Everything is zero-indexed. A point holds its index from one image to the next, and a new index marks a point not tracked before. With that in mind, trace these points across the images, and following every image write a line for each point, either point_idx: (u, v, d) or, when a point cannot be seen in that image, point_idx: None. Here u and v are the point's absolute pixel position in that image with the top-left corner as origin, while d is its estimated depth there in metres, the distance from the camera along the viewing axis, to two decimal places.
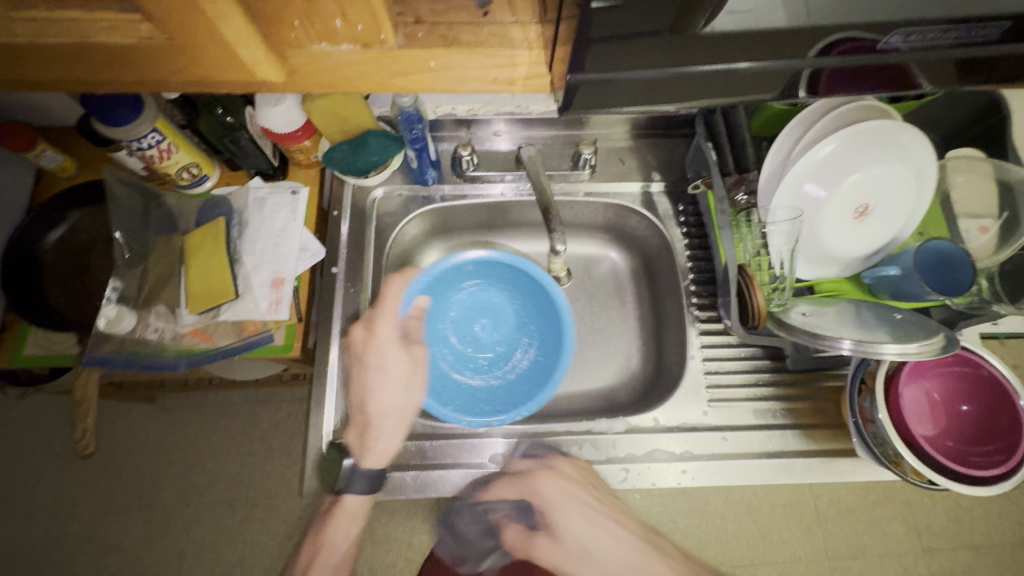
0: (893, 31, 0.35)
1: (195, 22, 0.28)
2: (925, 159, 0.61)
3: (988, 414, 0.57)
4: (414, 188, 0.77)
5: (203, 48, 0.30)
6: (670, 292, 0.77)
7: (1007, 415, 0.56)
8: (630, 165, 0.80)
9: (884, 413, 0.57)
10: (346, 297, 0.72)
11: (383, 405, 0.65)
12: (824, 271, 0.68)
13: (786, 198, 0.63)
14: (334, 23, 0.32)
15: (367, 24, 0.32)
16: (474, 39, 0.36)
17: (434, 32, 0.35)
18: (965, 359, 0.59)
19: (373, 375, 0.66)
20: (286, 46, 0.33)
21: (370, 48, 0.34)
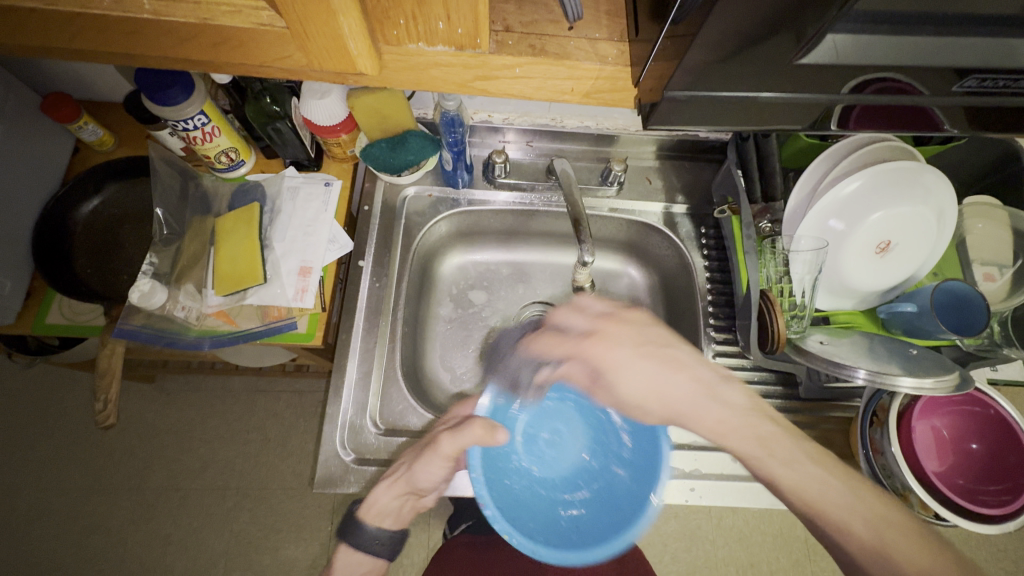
0: (969, 77, 0.36)
1: (317, 13, 0.29)
2: (948, 202, 0.63)
3: (995, 455, 0.59)
4: (445, 190, 0.79)
5: (312, 36, 0.32)
6: (687, 312, 0.79)
7: (1013, 457, 0.57)
8: (656, 185, 0.82)
9: (894, 446, 0.58)
10: (370, 291, 0.73)
11: (421, 475, 0.61)
12: (841, 302, 0.70)
13: (810, 230, 0.64)
14: (436, 25, 0.33)
15: (468, 29, 0.33)
16: (560, 51, 0.38)
17: (524, 41, 0.38)
18: (974, 399, 0.60)
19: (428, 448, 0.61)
20: (383, 43, 0.35)
21: (463, 52, 0.35)
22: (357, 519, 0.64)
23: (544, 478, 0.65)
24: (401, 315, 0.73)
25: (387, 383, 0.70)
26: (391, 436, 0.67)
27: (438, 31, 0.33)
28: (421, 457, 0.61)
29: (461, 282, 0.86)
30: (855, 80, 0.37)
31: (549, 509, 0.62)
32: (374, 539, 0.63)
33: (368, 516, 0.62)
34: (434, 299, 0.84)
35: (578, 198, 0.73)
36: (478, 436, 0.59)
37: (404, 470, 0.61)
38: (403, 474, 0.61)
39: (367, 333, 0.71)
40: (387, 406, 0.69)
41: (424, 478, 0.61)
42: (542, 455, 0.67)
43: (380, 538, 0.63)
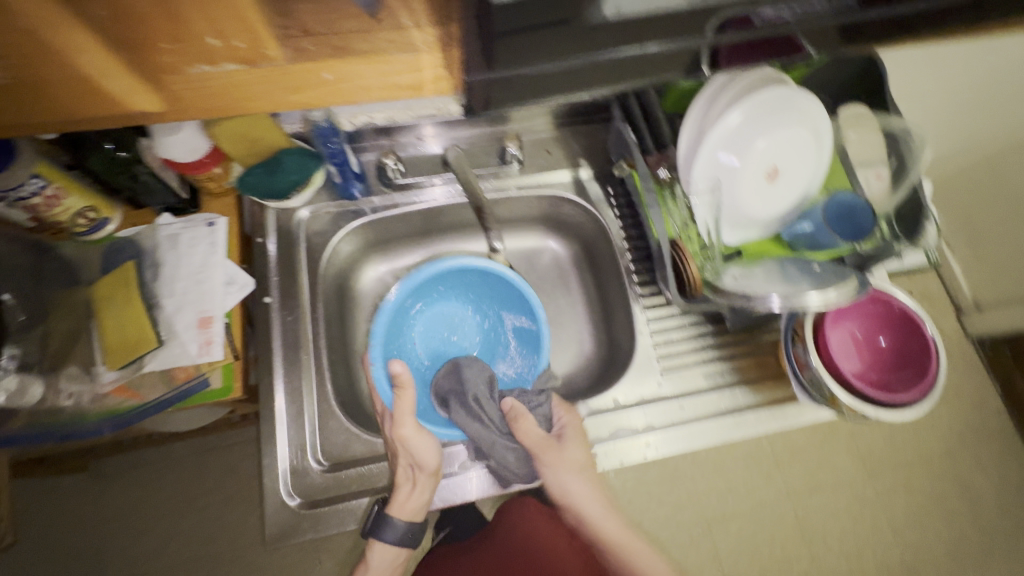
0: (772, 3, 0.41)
1: (37, 50, 0.27)
2: (820, 118, 0.66)
3: (899, 343, 0.63)
4: (342, 204, 0.74)
5: (35, 64, 0.28)
6: (611, 274, 0.79)
7: (915, 342, 0.62)
8: (557, 155, 0.81)
9: (815, 358, 0.61)
10: (284, 326, 0.68)
11: (424, 456, 0.61)
12: (747, 233, 0.73)
13: (702, 170, 0.64)
14: (208, 43, 0.30)
15: (246, 41, 0.30)
16: (367, 46, 0.34)
17: (325, 43, 0.34)
18: (876, 298, 0.64)
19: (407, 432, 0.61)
20: (161, 73, 0.32)
21: (255, 66, 0.32)
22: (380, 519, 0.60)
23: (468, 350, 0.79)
24: (322, 344, 0.69)
25: (324, 417, 0.66)
26: (339, 471, 0.64)
27: (218, 51, 0.30)
28: (402, 439, 0.61)
29: (383, 293, 0.83)
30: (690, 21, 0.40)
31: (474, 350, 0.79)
32: (404, 534, 0.60)
33: (396, 514, 0.60)
34: (360, 317, 0.80)
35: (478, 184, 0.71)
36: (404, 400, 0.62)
37: (408, 469, 0.60)
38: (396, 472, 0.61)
39: (290, 371, 0.67)
40: (328, 441, 0.66)
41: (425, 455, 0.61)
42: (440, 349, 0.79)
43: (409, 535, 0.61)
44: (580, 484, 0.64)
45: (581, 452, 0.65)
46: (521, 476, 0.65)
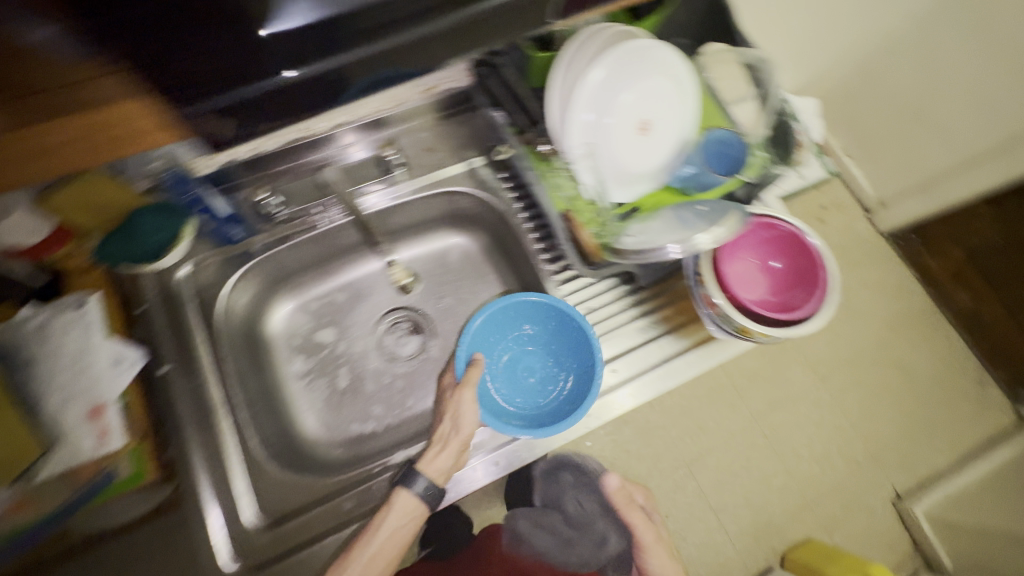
0: None
1: None
2: (675, 62, 0.67)
3: (794, 261, 0.66)
4: (226, 250, 0.70)
5: None
6: (522, 257, 0.79)
7: (806, 256, 0.65)
8: (443, 151, 0.78)
9: (719, 295, 0.63)
10: (188, 393, 0.64)
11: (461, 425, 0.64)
12: (645, 189, 0.73)
13: (576, 135, 0.64)
14: None
15: None
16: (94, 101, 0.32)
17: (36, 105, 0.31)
18: (763, 224, 0.67)
19: (464, 396, 0.65)
20: None
21: None
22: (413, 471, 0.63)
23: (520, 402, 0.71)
24: (235, 399, 0.65)
25: (253, 474, 0.63)
26: (281, 524, 0.62)
27: None
28: (455, 398, 0.65)
29: (298, 331, 0.80)
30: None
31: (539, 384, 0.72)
32: (426, 491, 0.62)
33: (426, 470, 0.63)
34: (280, 360, 0.77)
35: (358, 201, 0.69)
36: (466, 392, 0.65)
37: (450, 428, 0.64)
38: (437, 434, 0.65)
39: (205, 438, 0.63)
40: (264, 497, 0.63)
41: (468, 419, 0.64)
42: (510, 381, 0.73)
43: (432, 496, 0.62)
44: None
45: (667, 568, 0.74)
46: None
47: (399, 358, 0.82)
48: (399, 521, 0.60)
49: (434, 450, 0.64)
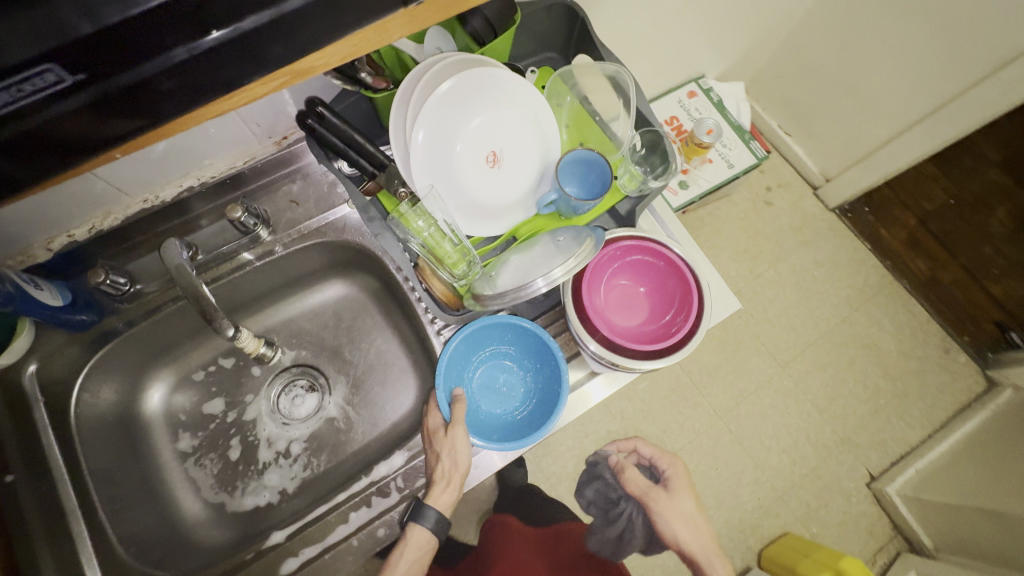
0: None
1: None
2: (515, 85, 0.64)
3: (656, 276, 0.69)
4: (79, 337, 0.66)
5: None
6: (405, 302, 0.75)
7: (665, 266, 0.68)
8: (308, 200, 0.75)
9: (592, 342, 0.61)
10: (41, 500, 0.59)
11: (459, 460, 0.60)
12: (514, 218, 0.70)
13: (423, 172, 0.62)
14: None
15: None
16: None
17: None
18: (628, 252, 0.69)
19: (456, 434, 0.60)
20: None
21: None
22: (419, 506, 0.61)
23: (504, 411, 0.69)
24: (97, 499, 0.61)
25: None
26: None
27: None
28: (448, 437, 0.61)
29: (181, 407, 0.76)
30: (189, 32, 0.26)
31: (522, 384, 0.70)
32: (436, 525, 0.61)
33: (432, 507, 0.60)
34: (162, 443, 0.73)
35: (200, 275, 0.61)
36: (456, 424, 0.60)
37: (449, 464, 0.60)
38: (435, 470, 0.61)
39: (61, 548, 0.58)
40: None
41: (462, 456, 0.60)
42: (487, 394, 0.70)
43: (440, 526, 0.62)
44: (685, 529, 0.76)
45: (689, 503, 0.78)
46: (357, 554, 0.61)
47: (295, 421, 0.78)
48: (417, 553, 0.62)
49: (438, 489, 0.60)
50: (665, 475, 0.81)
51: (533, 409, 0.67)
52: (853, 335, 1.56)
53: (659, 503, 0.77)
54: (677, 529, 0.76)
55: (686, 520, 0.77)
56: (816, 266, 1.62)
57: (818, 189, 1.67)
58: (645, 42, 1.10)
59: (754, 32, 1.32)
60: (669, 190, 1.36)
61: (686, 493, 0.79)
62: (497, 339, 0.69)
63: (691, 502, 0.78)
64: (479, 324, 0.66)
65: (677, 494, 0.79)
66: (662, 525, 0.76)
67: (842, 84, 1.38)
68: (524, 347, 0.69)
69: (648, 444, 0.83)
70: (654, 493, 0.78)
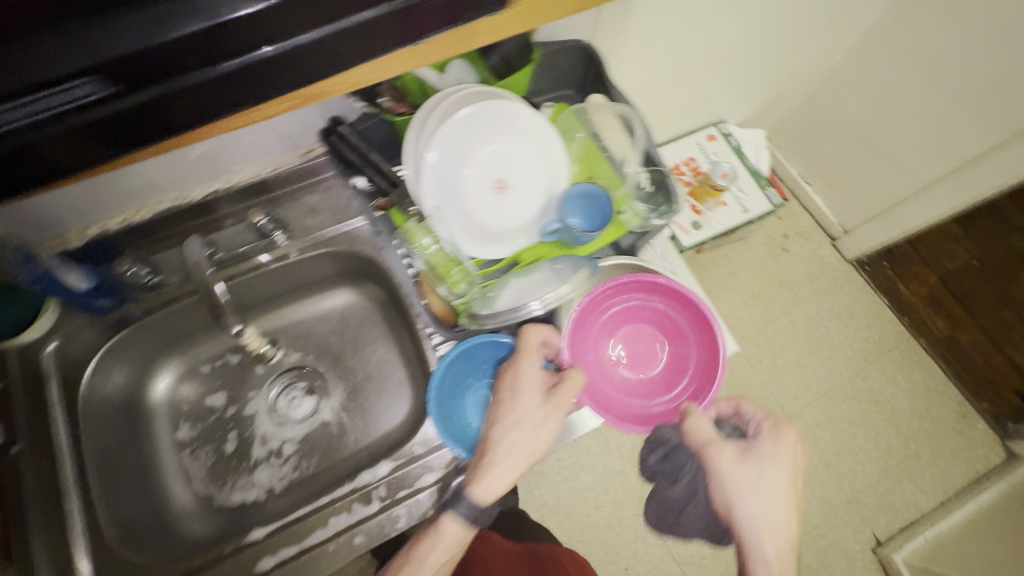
0: None
1: None
2: (525, 118, 0.67)
3: (666, 315, 0.74)
4: (97, 322, 0.70)
5: None
6: (407, 314, 0.77)
7: (666, 305, 0.73)
8: (326, 211, 0.79)
9: None
10: (46, 474, 0.63)
11: (521, 441, 0.62)
12: (516, 242, 0.73)
13: (432, 191, 0.65)
14: None
15: None
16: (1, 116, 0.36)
17: None
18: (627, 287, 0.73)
19: (513, 420, 0.63)
20: None
21: None
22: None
23: None
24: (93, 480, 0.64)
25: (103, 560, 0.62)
26: None
27: None
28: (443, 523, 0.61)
29: (182, 398, 0.79)
30: None
31: None
32: None
33: None
34: (162, 429, 0.76)
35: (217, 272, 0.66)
36: (526, 400, 0.63)
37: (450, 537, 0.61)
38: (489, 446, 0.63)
39: (57, 522, 0.61)
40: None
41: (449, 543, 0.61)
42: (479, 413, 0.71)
43: None
44: (757, 506, 0.61)
45: (778, 486, 0.61)
46: (337, 557, 0.63)
47: (290, 422, 0.80)
48: (457, 537, 0.61)
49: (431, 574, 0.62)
50: (756, 432, 0.66)
51: None
52: (865, 392, 1.51)
53: (721, 462, 0.63)
54: (743, 506, 0.61)
55: (774, 502, 0.61)
56: (831, 316, 1.58)
57: (837, 240, 1.64)
58: (667, 83, 1.13)
59: (780, 80, 1.33)
60: (682, 229, 1.37)
61: (776, 462, 0.63)
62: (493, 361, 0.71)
63: (781, 487, 0.62)
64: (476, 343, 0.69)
65: (766, 459, 0.63)
66: (726, 492, 0.62)
67: (862, 139, 1.38)
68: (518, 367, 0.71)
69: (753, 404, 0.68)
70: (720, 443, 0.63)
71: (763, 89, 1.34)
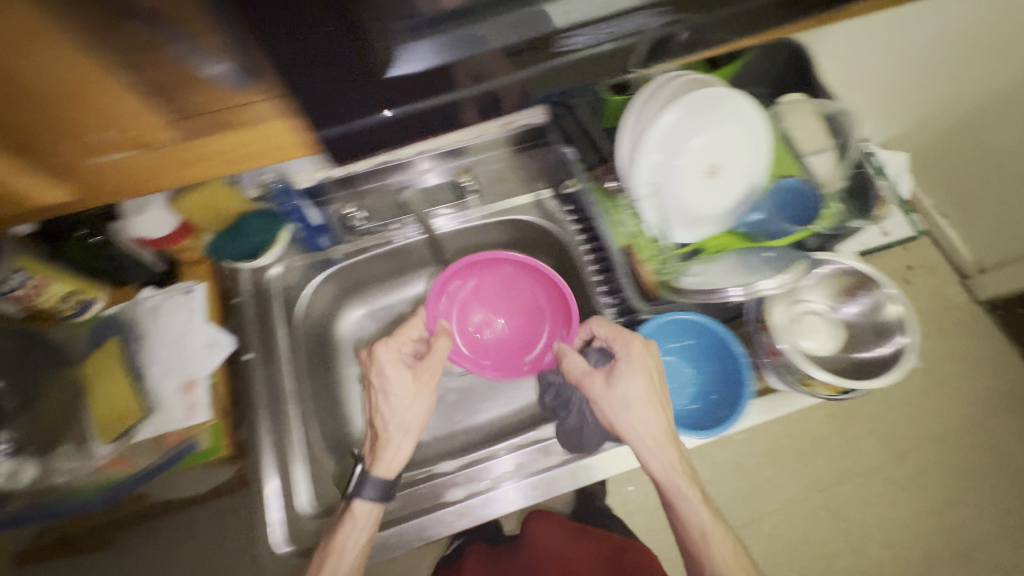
0: None
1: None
2: (750, 110, 0.67)
3: (554, 300, 0.77)
4: (312, 256, 0.79)
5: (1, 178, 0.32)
6: (580, 287, 0.81)
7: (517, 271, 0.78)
8: (514, 180, 0.84)
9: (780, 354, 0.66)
10: (267, 380, 0.72)
11: (401, 415, 0.67)
12: (708, 231, 0.73)
13: (643, 176, 0.66)
14: (103, 136, 0.33)
15: (134, 126, 0.33)
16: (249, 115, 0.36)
17: (212, 118, 0.35)
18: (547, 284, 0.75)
19: (387, 390, 0.68)
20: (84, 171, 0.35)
21: (151, 149, 0.34)
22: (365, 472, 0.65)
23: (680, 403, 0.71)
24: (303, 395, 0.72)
25: (310, 463, 0.71)
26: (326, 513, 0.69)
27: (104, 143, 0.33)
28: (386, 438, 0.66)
29: (364, 336, 0.86)
30: None
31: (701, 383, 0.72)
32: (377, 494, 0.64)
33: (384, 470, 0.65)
34: (344, 361, 0.83)
35: None
36: (393, 360, 0.69)
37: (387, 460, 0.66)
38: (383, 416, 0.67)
39: (275, 425, 0.70)
40: (316, 487, 0.70)
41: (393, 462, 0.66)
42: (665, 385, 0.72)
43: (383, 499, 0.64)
44: (643, 424, 0.64)
45: (648, 410, 0.64)
46: (517, 498, 0.69)
47: (453, 373, 0.85)
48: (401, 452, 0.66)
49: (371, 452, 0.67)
50: (616, 359, 0.66)
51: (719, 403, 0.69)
52: None
53: (595, 390, 0.66)
54: (626, 426, 0.64)
55: (645, 409, 0.64)
56: None
57: None
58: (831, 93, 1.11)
59: None
60: None
61: (635, 377, 0.64)
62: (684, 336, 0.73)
63: (638, 386, 0.64)
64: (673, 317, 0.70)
65: (624, 377, 0.65)
66: (615, 418, 0.65)
67: None
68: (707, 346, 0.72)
69: (602, 324, 0.69)
70: (591, 381, 0.67)
71: (927, 94, 1.06)
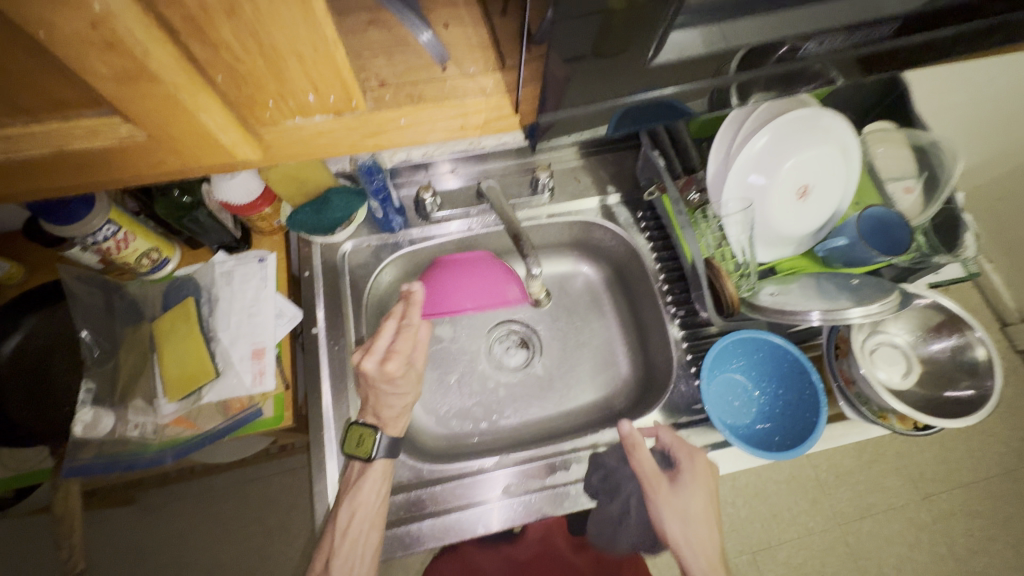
0: None
1: (173, 111, 0.31)
2: (846, 134, 0.66)
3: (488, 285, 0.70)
4: (383, 237, 0.78)
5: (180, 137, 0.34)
6: (645, 295, 0.80)
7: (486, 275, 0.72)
8: (586, 182, 0.84)
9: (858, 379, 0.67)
10: (332, 353, 0.72)
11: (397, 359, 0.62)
12: (782, 251, 0.74)
13: (731, 191, 0.66)
14: (306, 100, 0.36)
15: (338, 95, 0.36)
16: (439, 93, 0.40)
17: (400, 92, 0.40)
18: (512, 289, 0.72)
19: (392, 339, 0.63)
20: (262, 126, 0.37)
21: (342, 116, 0.38)
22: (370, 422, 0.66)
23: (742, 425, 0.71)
24: None
25: None
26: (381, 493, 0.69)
27: (307, 106, 0.36)
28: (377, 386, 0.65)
29: None
30: None
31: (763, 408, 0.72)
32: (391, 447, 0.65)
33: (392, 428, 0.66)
34: None
35: (512, 213, 0.72)
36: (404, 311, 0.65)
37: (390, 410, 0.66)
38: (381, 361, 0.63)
39: (337, 400, 0.71)
40: None
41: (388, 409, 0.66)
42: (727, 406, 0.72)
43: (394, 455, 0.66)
44: (687, 533, 0.64)
45: (699, 507, 0.64)
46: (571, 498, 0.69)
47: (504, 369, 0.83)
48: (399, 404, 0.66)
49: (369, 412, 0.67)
50: (678, 468, 0.67)
51: (783, 430, 0.69)
52: None
53: (657, 496, 0.65)
54: (679, 538, 0.65)
55: (699, 522, 0.65)
56: None
57: None
58: None
59: None
60: None
61: (699, 489, 0.64)
62: (750, 357, 0.73)
63: (701, 500, 0.64)
64: (744, 338, 0.70)
65: (689, 487, 0.65)
66: (658, 518, 0.65)
67: None
68: (774, 369, 0.72)
69: (670, 432, 0.68)
70: (657, 483, 0.66)
71: (999, 137, 1.05)
